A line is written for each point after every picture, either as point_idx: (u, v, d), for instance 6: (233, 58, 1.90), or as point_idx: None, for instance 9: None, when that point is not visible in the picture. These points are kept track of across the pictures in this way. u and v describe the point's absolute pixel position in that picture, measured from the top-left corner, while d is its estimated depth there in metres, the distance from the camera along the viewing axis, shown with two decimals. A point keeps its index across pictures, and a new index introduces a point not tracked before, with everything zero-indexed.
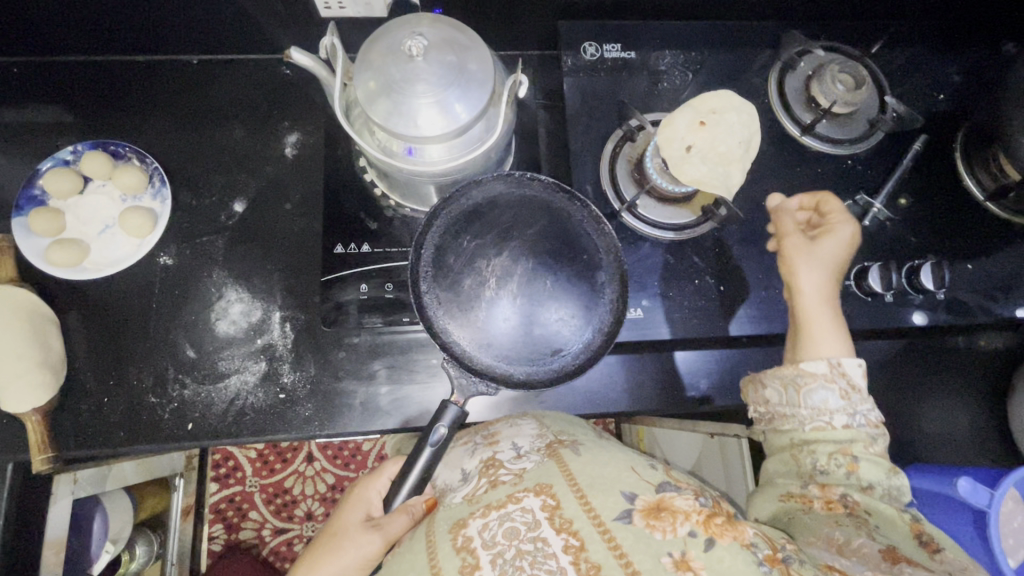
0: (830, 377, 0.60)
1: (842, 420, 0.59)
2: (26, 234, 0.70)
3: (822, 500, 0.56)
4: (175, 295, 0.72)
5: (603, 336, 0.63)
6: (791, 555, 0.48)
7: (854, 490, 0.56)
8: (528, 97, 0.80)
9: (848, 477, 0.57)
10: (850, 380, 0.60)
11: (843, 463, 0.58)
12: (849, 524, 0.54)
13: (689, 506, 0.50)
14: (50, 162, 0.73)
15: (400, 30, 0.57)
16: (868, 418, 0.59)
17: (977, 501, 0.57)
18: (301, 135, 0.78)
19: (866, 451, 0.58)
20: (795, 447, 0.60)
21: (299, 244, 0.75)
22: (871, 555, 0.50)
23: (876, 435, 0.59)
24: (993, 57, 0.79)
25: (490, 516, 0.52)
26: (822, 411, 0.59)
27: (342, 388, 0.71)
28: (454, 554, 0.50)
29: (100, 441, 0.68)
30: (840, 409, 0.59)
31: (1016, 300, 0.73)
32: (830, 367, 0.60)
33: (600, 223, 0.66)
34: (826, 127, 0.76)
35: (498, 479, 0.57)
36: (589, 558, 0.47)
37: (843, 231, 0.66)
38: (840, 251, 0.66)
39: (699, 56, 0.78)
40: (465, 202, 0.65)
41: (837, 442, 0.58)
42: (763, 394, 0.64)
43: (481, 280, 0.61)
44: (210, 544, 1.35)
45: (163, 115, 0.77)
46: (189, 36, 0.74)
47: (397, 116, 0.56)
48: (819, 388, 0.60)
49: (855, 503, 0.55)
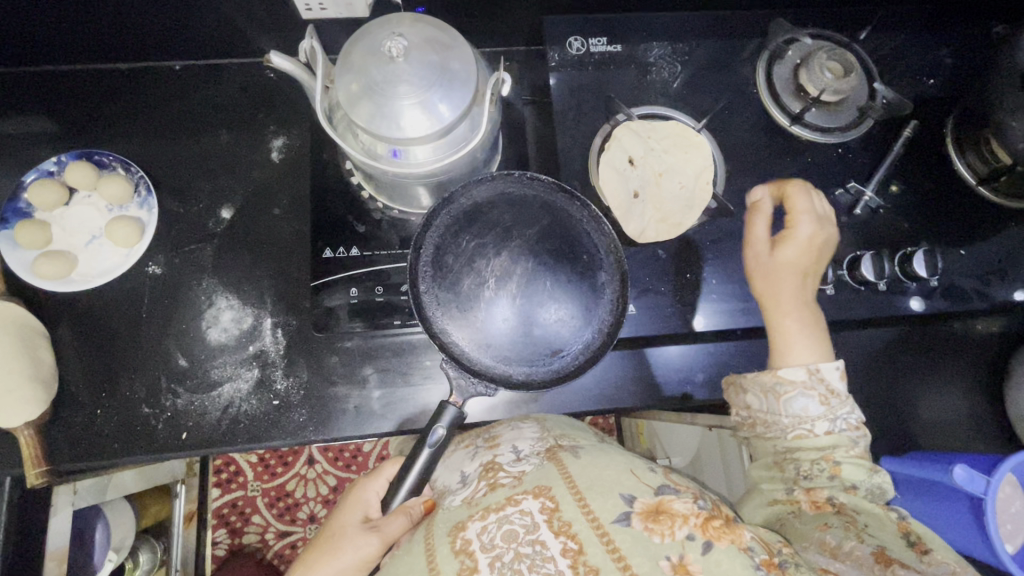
0: (808, 385, 0.59)
1: (824, 426, 0.59)
2: (12, 247, 0.69)
3: (809, 502, 0.58)
4: (165, 305, 0.72)
5: (602, 336, 0.63)
6: (786, 558, 0.50)
7: (839, 491, 0.58)
8: (515, 95, 0.79)
9: (832, 480, 0.58)
10: (828, 385, 0.59)
11: (828, 467, 0.58)
12: (839, 527, 0.57)
13: (687, 509, 0.52)
14: (34, 174, 0.72)
15: (381, 30, 0.56)
16: (848, 422, 0.59)
17: (973, 489, 0.58)
18: (287, 138, 0.78)
19: (849, 455, 0.59)
20: (780, 455, 0.60)
21: (289, 250, 0.75)
22: (864, 558, 0.53)
23: (857, 437, 0.59)
24: (984, 38, 0.79)
25: (489, 519, 0.53)
26: (803, 419, 0.59)
27: (336, 393, 0.71)
28: (452, 557, 0.51)
29: (96, 453, 0.68)
30: (821, 415, 0.59)
31: (1012, 283, 0.73)
32: (809, 374, 0.59)
33: (600, 223, 0.65)
34: (816, 117, 0.74)
35: (497, 482, 0.58)
36: (587, 561, 0.49)
37: (802, 231, 0.63)
38: (805, 253, 0.64)
39: (686, 47, 0.77)
40: (464, 201, 0.65)
41: (820, 448, 0.59)
42: (743, 398, 0.63)
43: (480, 280, 0.62)
44: (215, 549, 1.36)
45: (146, 122, 0.76)
46: (171, 42, 0.73)
47: (382, 118, 0.55)
48: (799, 396, 0.59)
49: (841, 503, 0.57)
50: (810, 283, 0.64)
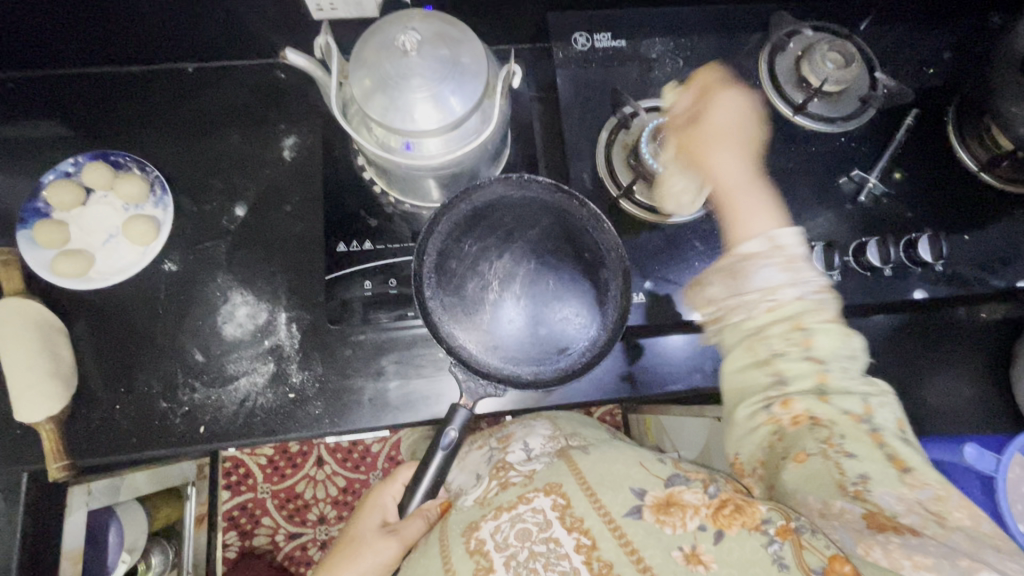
0: (769, 253, 0.57)
1: (791, 292, 0.55)
2: (31, 246, 0.71)
3: (789, 417, 0.53)
4: (181, 302, 0.73)
5: (609, 333, 0.64)
6: (804, 522, 0.47)
7: (814, 401, 0.52)
8: (521, 91, 0.81)
9: (803, 353, 0.53)
10: (789, 249, 0.57)
11: (798, 339, 0.54)
12: (816, 455, 0.50)
13: (698, 500, 0.52)
14: (52, 174, 0.73)
15: (393, 26, 0.57)
16: (814, 283, 0.55)
17: (984, 467, 0.61)
18: (298, 137, 0.79)
19: (819, 320, 0.54)
20: (751, 337, 0.56)
21: (302, 246, 0.76)
22: (854, 521, 0.47)
23: (824, 300, 0.55)
24: (981, 29, 0.80)
25: (502, 518, 0.55)
26: (769, 291, 0.55)
27: (350, 385, 0.72)
28: (467, 557, 0.53)
29: (116, 448, 0.68)
30: (786, 282, 0.55)
31: (1016, 271, 0.74)
32: (767, 243, 0.58)
33: (601, 221, 0.66)
34: (818, 106, 0.76)
35: (508, 481, 0.60)
36: (601, 557, 0.50)
37: (729, 104, 0.68)
38: (732, 122, 0.67)
39: (689, 42, 0.78)
40: (466, 205, 0.66)
41: (790, 316, 0.54)
42: (708, 294, 0.61)
43: (484, 283, 0.63)
44: (225, 551, 1.36)
45: (160, 123, 0.78)
46: (184, 44, 0.75)
47: (395, 111, 0.57)
48: (761, 267, 0.57)
49: (818, 416, 0.52)
50: (749, 160, 0.66)
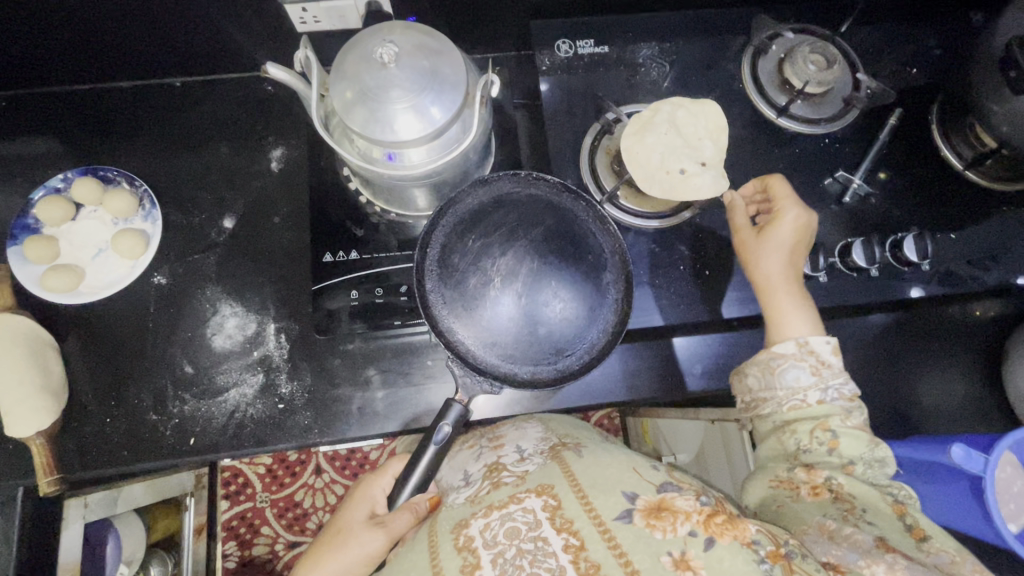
0: (800, 357, 0.60)
1: (816, 396, 0.59)
2: (22, 262, 0.72)
3: (808, 485, 0.56)
4: (171, 313, 0.73)
5: (607, 337, 0.64)
6: (792, 549, 0.49)
7: (838, 472, 0.56)
8: (506, 99, 0.81)
9: (830, 454, 0.57)
10: (819, 356, 0.60)
11: (825, 439, 0.58)
12: (836, 516, 0.53)
13: (689, 506, 0.52)
14: (41, 191, 0.74)
15: (372, 39, 0.58)
16: (842, 392, 0.59)
17: (972, 467, 0.59)
18: (286, 149, 0.80)
19: (846, 425, 0.58)
20: (778, 429, 0.60)
21: (291, 257, 0.76)
22: (862, 542, 0.50)
23: (852, 408, 0.59)
24: (963, 27, 0.80)
25: (491, 516, 0.55)
26: (796, 390, 0.60)
27: (340, 395, 0.72)
28: (455, 554, 0.53)
29: (106, 459, 0.69)
30: (812, 385, 0.59)
31: (1005, 268, 0.74)
32: (798, 347, 0.60)
33: (606, 224, 0.67)
34: (802, 108, 0.76)
35: (500, 481, 0.60)
36: (589, 557, 0.49)
37: (788, 216, 0.66)
38: (791, 234, 0.66)
39: (673, 46, 0.79)
40: (472, 202, 0.66)
41: (814, 418, 0.59)
42: (744, 383, 0.64)
43: (485, 279, 0.61)
44: (225, 561, 1.36)
45: (149, 138, 0.79)
46: (171, 59, 0.75)
47: (375, 123, 0.57)
48: (791, 367, 0.60)
49: (841, 486, 0.55)
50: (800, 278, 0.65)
